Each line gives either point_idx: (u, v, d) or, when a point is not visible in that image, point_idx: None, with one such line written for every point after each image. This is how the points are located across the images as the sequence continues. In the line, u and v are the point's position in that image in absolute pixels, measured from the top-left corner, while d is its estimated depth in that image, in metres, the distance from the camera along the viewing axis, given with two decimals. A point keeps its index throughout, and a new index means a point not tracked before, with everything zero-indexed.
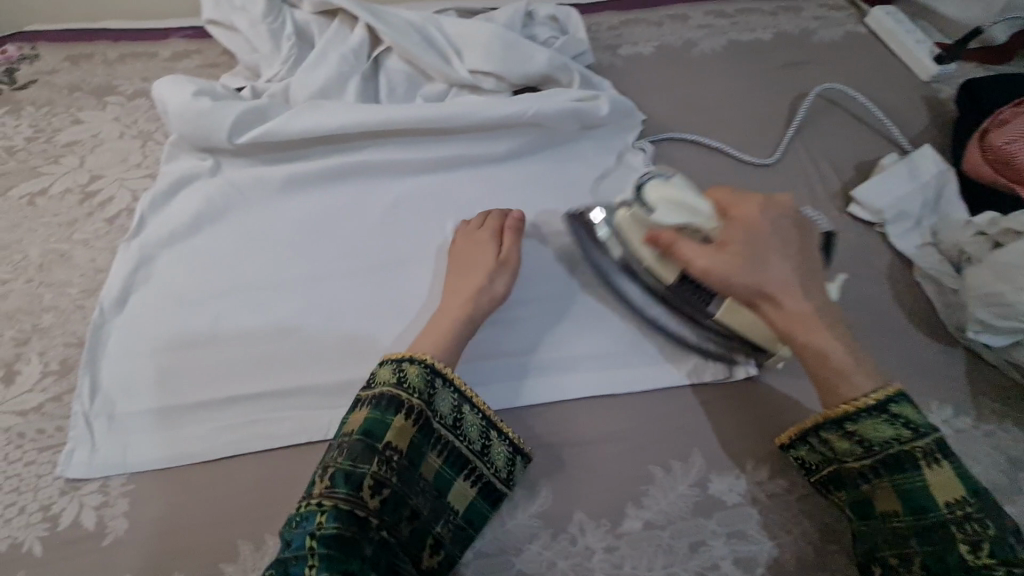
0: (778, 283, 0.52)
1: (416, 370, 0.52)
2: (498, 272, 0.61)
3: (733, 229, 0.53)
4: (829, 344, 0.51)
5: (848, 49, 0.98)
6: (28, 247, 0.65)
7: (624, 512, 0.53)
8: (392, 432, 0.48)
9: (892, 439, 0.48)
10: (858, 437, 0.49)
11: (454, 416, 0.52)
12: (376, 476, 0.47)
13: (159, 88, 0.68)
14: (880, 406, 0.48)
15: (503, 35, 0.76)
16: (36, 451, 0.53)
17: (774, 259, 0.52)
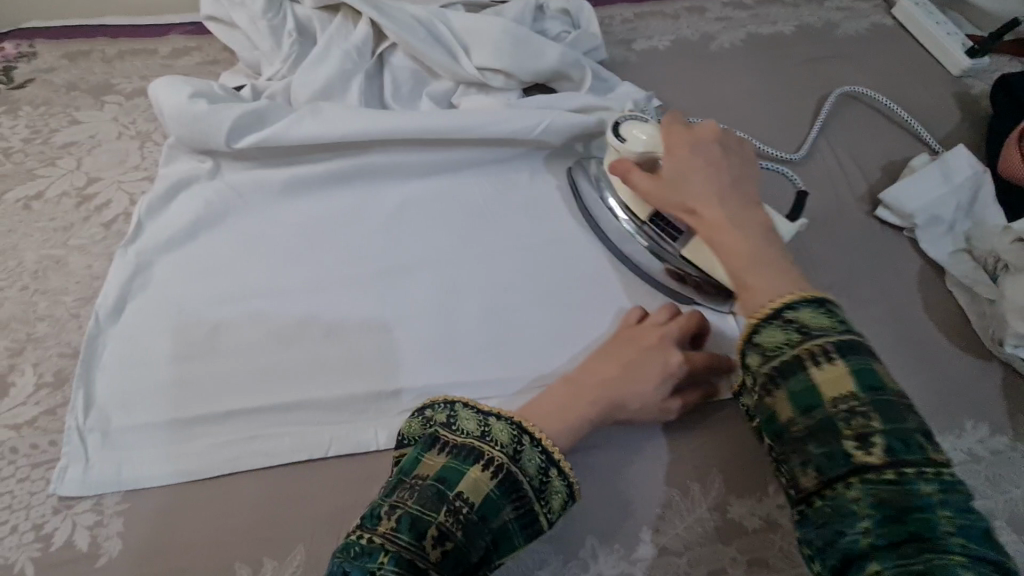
0: (696, 194, 0.51)
1: (501, 426, 0.46)
2: (649, 409, 0.53)
3: (665, 158, 0.54)
4: (737, 241, 0.47)
5: (875, 41, 0.93)
6: (23, 253, 0.64)
7: (638, 538, 0.50)
8: (468, 482, 0.42)
9: (810, 333, 0.40)
10: (795, 324, 0.40)
11: (541, 480, 0.45)
12: (440, 527, 0.40)
13: (156, 89, 0.66)
14: (775, 311, 0.41)
15: (512, 31, 0.73)
16: (28, 467, 0.51)
17: (691, 167, 0.52)
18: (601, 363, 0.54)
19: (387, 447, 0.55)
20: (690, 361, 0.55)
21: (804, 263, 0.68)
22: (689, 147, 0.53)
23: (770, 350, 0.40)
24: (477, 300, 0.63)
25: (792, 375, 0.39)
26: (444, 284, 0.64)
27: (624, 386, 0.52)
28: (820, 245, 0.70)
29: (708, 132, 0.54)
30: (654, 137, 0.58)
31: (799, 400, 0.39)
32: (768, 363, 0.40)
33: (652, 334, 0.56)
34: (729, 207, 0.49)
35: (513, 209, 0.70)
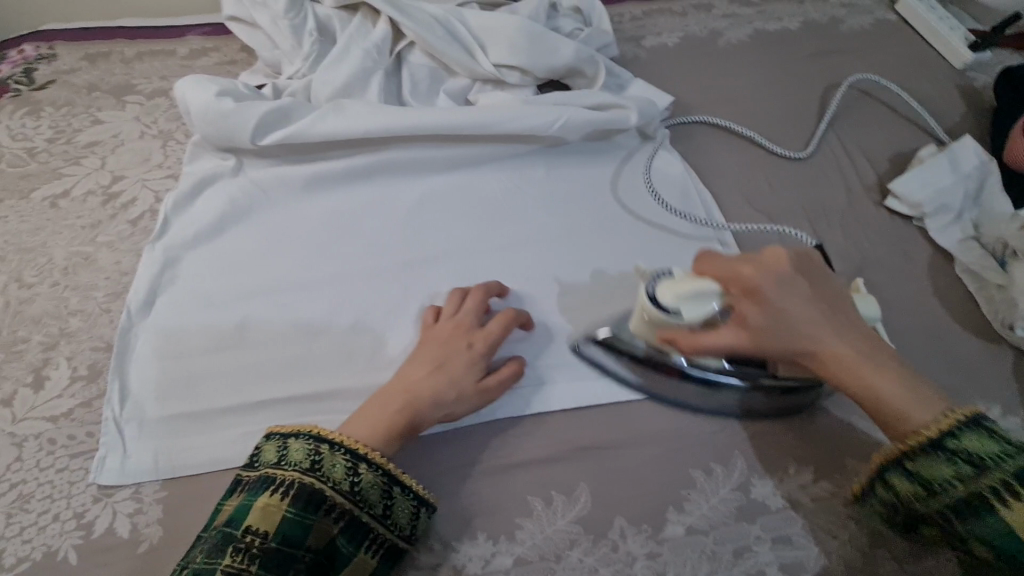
0: (812, 339, 0.48)
1: (299, 444, 0.49)
2: (469, 398, 0.53)
3: (750, 307, 0.48)
4: (881, 388, 0.47)
5: (878, 36, 0.95)
6: (53, 249, 0.65)
7: (666, 518, 0.52)
8: (257, 514, 0.45)
9: (980, 466, 0.43)
10: (963, 456, 0.44)
11: (351, 482, 0.47)
12: (228, 569, 0.43)
13: (182, 88, 0.67)
14: (935, 441, 0.45)
15: (528, 29, 0.74)
16: (67, 457, 0.52)
17: (790, 315, 0.48)
18: (413, 365, 0.54)
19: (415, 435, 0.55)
20: (491, 335, 0.56)
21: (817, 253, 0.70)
22: (777, 295, 0.48)
23: (936, 485, 0.45)
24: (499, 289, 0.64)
25: (977, 516, 0.43)
26: (466, 275, 0.65)
27: (433, 381, 0.52)
28: (831, 235, 0.71)
29: (776, 262, 0.50)
30: (709, 287, 0.49)
31: (996, 543, 0.42)
32: (936, 497, 0.45)
33: (450, 328, 0.57)
34: (854, 347, 0.48)
35: (530, 203, 0.71)
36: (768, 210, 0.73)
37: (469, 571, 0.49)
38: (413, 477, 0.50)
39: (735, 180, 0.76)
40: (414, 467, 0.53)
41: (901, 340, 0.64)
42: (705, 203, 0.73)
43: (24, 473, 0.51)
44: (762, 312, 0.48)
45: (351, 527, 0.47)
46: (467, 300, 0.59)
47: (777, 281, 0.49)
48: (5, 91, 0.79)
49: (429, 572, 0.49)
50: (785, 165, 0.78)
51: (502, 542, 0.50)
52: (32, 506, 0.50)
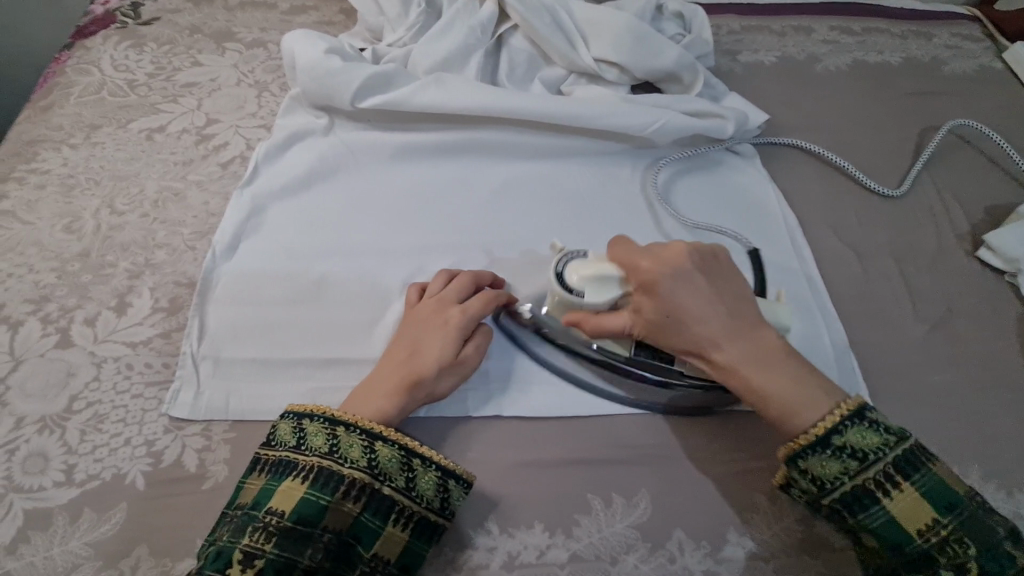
0: (704, 330, 0.49)
1: (315, 427, 0.48)
2: (449, 374, 0.52)
3: (644, 301, 0.50)
4: (779, 381, 0.48)
5: (983, 83, 0.92)
6: (145, 181, 0.66)
7: (725, 538, 0.50)
8: (277, 495, 0.45)
9: (863, 458, 0.46)
10: (848, 452, 0.46)
11: (369, 459, 0.47)
12: (247, 548, 0.43)
13: (290, 42, 0.68)
14: (823, 438, 0.46)
15: (634, 27, 0.73)
16: (143, 384, 0.53)
17: (684, 306, 0.49)
18: (389, 354, 0.53)
19: (478, 416, 0.55)
20: (467, 310, 0.54)
21: (901, 295, 0.68)
22: (675, 284, 0.50)
23: (827, 483, 0.46)
24: None
25: (864, 507, 0.45)
26: (544, 263, 0.64)
27: (407, 361, 0.52)
28: (917, 278, 0.69)
29: (675, 257, 0.51)
30: (609, 271, 0.52)
31: (882, 531, 0.45)
32: (827, 495, 0.46)
33: (431, 307, 0.55)
34: (750, 340, 0.49)
35: (614, 200, 0.70)
36: (852, 244, 0.71)
37: (523, 559, 0.49)
38: (435, 452, 0.50)
39: (821, 207, 0.74)
40: (477, 447, 0.53)
41: (982, 397, 0.61)
42: (790, 225, 0.71)
43: (101, 394, 0.52)
44: (655, 300, 0.50)
45: (372, 504, 0.46)
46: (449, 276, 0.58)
47: (677, 272, 0.50)
48: (112, 23, 0.81)
49: (484, 554, 0.49)
50: (875, 200, 0.76)
51: (559, 535, 0.50)
52: (106, 428, 0.51)
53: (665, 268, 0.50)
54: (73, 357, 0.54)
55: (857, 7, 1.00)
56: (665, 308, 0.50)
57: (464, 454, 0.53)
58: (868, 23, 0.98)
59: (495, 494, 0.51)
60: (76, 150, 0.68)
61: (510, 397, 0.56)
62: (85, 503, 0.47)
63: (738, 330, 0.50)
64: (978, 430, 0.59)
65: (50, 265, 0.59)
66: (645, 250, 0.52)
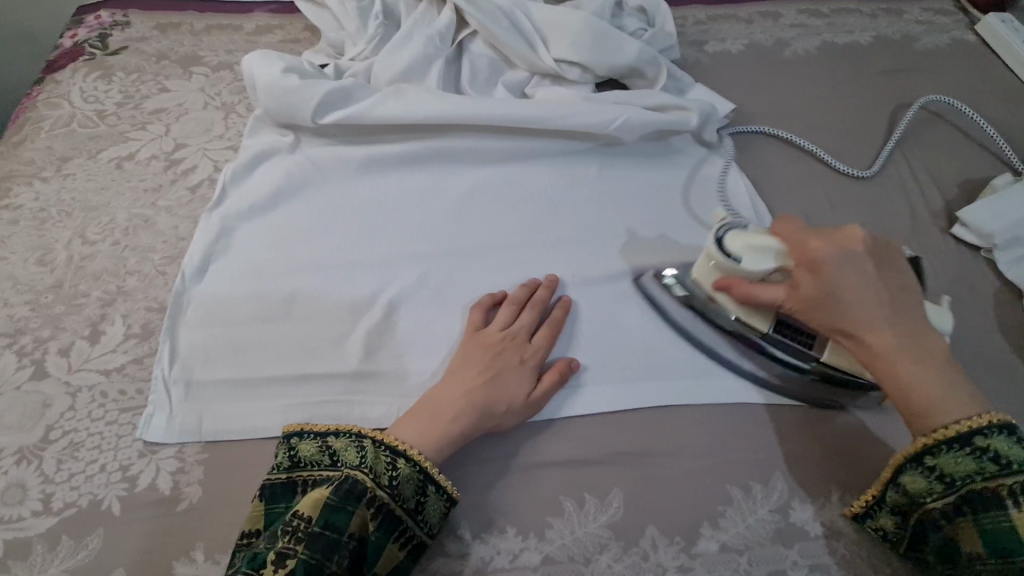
0: (860, 315, 0.49)
1: (343, 443, 0.50)
2: (516, 410, 0.53)
3: (805, 277, 0.50)
4: (915, 381, 0.47)
5: (956, 57, 0.91)
6: (116, 210, 0.67)
7: (699, 532, 0.50)
8: (309, 501, 0.46)
9: (1006, 467, 0.44)
10: (990, 455, 0.45)
11: (391, 475, 0.48)
12: (280, 549, 0.44)
13: (251, 63, 0.68)
14: (965, 437, 0.45)
15: (593, 25, 0.74)
16: (117, 411, 0.54)
17: (844, 290, 0.49)
18: (463, 375, 0.54)
19: None
20: (538, 352, 0.57)
21: None
22: (846, 268, 0.49)
23: (955, 478, 0.45)
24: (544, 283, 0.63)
25: (989, 511, 0.44)
26: (512, 267, 0.65)
27: (488, 391, 0.53)
28: None
29: (849, 240, 0.50)
30: (771, 242, 0.53)
31: (996, 539, 0.43)
32: (954, 492, 0.46)
33: (499, 338, 0.57)
34: (900, 334, 0.48)
35: (582, 200, 0.70)
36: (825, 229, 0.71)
37: (496, 563, 0.49)
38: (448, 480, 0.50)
39: (793, 193, 0.74)
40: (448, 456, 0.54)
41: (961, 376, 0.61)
42: (761, 214, 0.71)
43: (76, 423, 0.53)
44: (822, 280, 0.50)
45: (391, 520, 0.47)
46: (521, 312, 0.59)
47: (848, 256, 0.50)
48: (80, 55, 0.82)
49: (458, 561, 0.49)
50: (847, 183, 0.75)
51: (531, 539, 0.50)
52: (82, 456, 0.52)
53: (839, 253, 0.50)
54: (49, 388, 0.55)
55: None
56: (828, 290, 0.49)
57: None
58: (837, 4, 0.97)
59: (467, 501, 0.51)
60: (48, 183, 0.69)
61: None
62: (63, 532, 0.48)
63: (898, 322, 0.49)
64: None
65: (24, 299, 0.60)
66: (830, 231, 0.52)
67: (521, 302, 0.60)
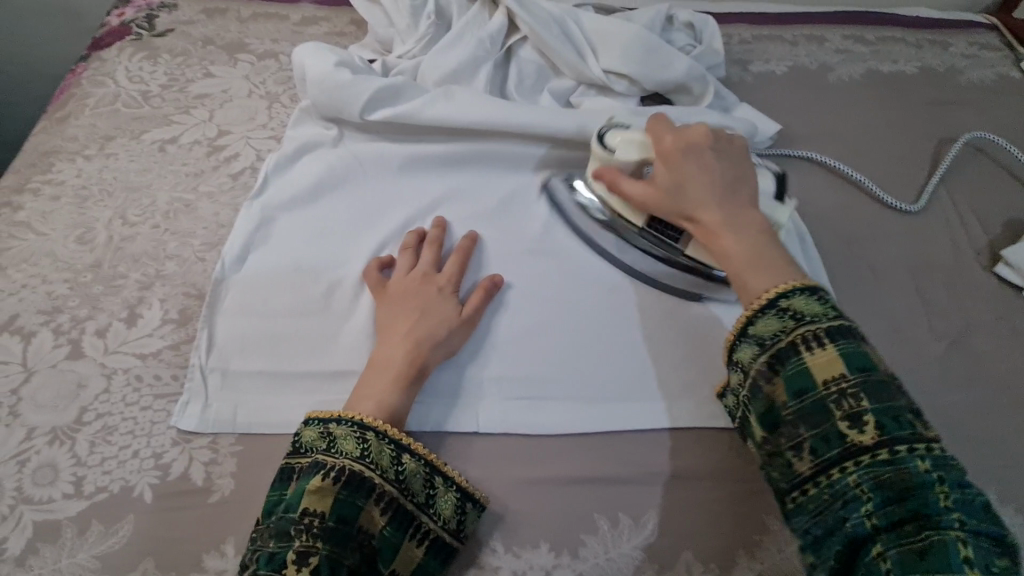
0: (701, 197, 0.53)
1: (344, 432, 0.48)
2: (455, 332, 0.56)
3: (659, 167, 0.56)
4: (735, 242, 0.51)
5: (1001, 93, 0.90)
6: (157, 192, 0.66)
7: (734, 560, 0.50)
8: (311, 495, 0.45)
9: (802, 318, 0.44)
10: (790, 312, 0.45)
11: (396, 468, 0.48)
12: (298, 548, 0.43)
13: (301, 55, 0.68)
14: (771, 302, 0.46)
15: (645, 39, 0.73)
16: (152, 397, 0.53)
17: (690, 177, 0.54)
18: (390, 325, 0.55)
19: (486, 431, 0.54)
20: (452, 276, 0.60)
21: (916, 312, 0.66)
22: (690, 158, 0.55)
23: (765, 340, 0.45)
24: (587, 294, 0.62)
25: (786, 359, 0.44)
26: (554, 276, 0.63)
27: (425, 325, 0.55)
28: (932, 294, 0.68)
29: (697, 136, 0.57)
30: (640, 139, 0.59)
31: (792, 383, 0.43)
32: (767, 352, 0.45)
33: (415, 281, 0.59)
34: (727, 206, 0.53)
35: None
36: (865, 258, 0.70)
37: None
38: (454, 470, 0.51)
39: (835, 220, 0.73)
40: (483, 465, 0.53)
41: (1002, 419, 0.60)
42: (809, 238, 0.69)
43: (110, 406, 0.53)
44: (673, 172, 0.55)
45: (401, 514, 0.47)
46: (421, 250, 0.62)
47: (692, 147, 0.56)
48: (127, 34, 0.82)
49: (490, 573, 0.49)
50: (889, 214, 0.75)
51: (565, 556, 0.49)
52: (115, 440, 0.51)
53: (683, 142, 0.56)
54: (84, 368, 0.54)
55: (871, 15, 0.98)
56: (678, 176, 0.55)
57: (470, 471, 0.53)
58: (883, 32, 0.97)
59: (501, 512, 0.51)
60: (91, 161, 0.68)
61: (515, 414, 0.55)
62: (94, 516, 0.48)
63: (743, 207, 0.53)
64: (997, 453, 0.58)
65: (63, 276, 0.60)
66: (677, 129, 0.58)
67: (415, 244, 0.62)
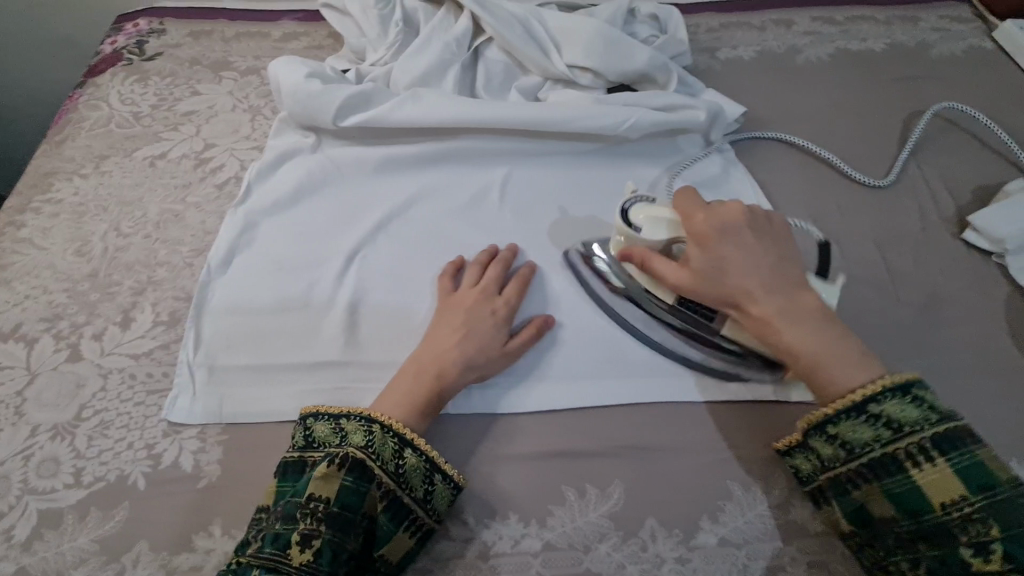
0: (748, 281, 0.52)
1: (354, 426, 0.51)
2: (495, 359, 0.57)
3: (694, 252, 0.53)
4: (799, 338, 0.50)
5: (972, 64, 0.91)
6: (148, 205, 0.71)
7: (698, 525, 0.51)
8: (319, 483, 0.48)
9: (899, 432, 0.46)
10: (886, 421, 0.47)
11: (398, 460, 0.50)
12: (302, 531, 0.46)
13: (275, 68, 0.72)
14: (857, 405, 0.47)
15: (605, 33, 0.75)
16: (144, 393, 0.57)
17: (734, 261, 0.52)
18: (436, 336, 0.57)
19: (458, 413, 0.57)
20: (510, 303, 0.60)
21: (883, 282, 0.67)
22: (728, 239, 0.52)
23: (856, 447, 0.47)
24: (554, 279, 0.65)
25: (889, 475, 0.46)
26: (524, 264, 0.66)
27: (463, 349, 0.56)
28: (900, 264, 0.69)
29: (732, 213, 0.53)
30: (667, 217, 0.56)
31: (899, 501, 0.46)
32: (856, 459, 0.48)
33: (474, 297, 0.60)
34: (776, 294, 0.51)
35: (594, 199, 0.72)
36: (831, 231, 0.71)
37: (499, 548, 0.51)
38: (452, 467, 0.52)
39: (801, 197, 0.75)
40: (453, 444, 0.55)
41: (968, 381, 0.61)
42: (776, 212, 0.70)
43: (107, 403, 0.56)
44: (716, 256, 0.52)
45: (396, 506, 0.49)
46: (487, 269, 0.63)
47: (728, 228, 0.53)
48: (118, 60, 0.87)
49: (460, 544, 0.51)
50: (857, 189, 0.76)
51: (533, 525, 0.51)
52: (111, 434, 0.55)
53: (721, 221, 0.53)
54: (82, 369, 0.58)
55: None
56: (718, 261, 0.52)
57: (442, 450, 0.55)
58: (852, 12, 0.98)
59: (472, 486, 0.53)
60: (87, 180, 0.73)
61: (483, 396, 0.57)
62: (92, 503, 0.51)
63: (791, 288, 0.52)
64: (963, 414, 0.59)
65: (62, 286, 0.64)
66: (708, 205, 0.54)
67: (484, 262, 0.64)
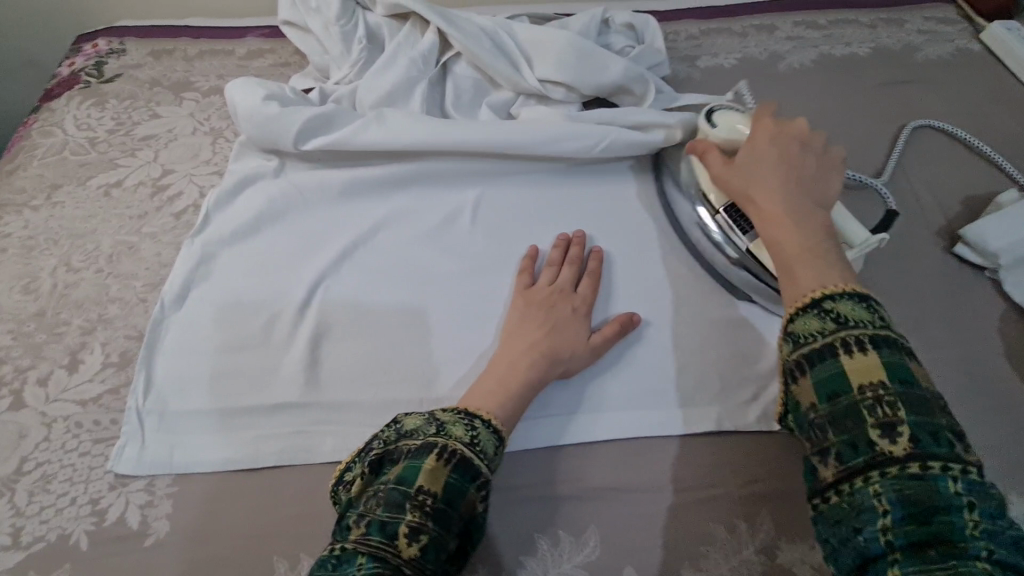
0: (770, 178, 0.52)
1: (454, 420, 0.48)
2: (581, 353, 0.56)
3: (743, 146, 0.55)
4: (785, 227, 0.49)
5: (960, 67, 0.88)
6: (102, 237, 0.67)
7: (679, 574, 0.48)
8: (429, 474, 0.43)
9: (845, 323, 0.41)
10: (833, 315, 0.42)
11: (494, 461, 0.47)
12: (411, 522, 0.41)
13: (231, 90, 0.69)
14: (814, 301, 0.43)
15: (577, 45, 0.72)
16: (90, 442, 0.54)
17: (767, 158, 0.53)
18: (522, 331, 0.56)
19: None
20: (587, 299, 0.60)
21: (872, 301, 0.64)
22: (783, 144, 0.54)
23: (801, 338, 0.42)
24: None
25: (821, 360, 0.41)
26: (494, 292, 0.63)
27: (552, 340, 0.55)
28: (890, 280, 0.66)
29: (796, 130, 0.55)
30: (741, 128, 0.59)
31: (824, 385, 0.40)
32: (800, 351, 0.42)
33: (552, 294, 0.59)
34: (793, 194, 0.51)
35: (569, 220, 0.69)
36: None
37: None
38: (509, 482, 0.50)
39: None
40: None
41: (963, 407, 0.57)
42: None
43: (49, 455, 0.53)
44: (765, 153, 0.54)
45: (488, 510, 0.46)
46: (561, 269, 0.62)
47: (789, 141, 0.54)
48: (76, 83, 0.83)
49: None
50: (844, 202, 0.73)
51: None
52: (53, 488, 0.51)
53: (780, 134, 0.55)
54: (25, 418, 0.55)
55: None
56: (763, 153, 0.54)
57: None
58: (836, 15, 0.95)
59: None
60: (38, 212, 0.70)
61: None
62: (30, 566, 0.48)
63: (811, 200, 0.51)
64: None
65: (8, 327, 0.60)
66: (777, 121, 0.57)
67: (558, 260, 0.63)
